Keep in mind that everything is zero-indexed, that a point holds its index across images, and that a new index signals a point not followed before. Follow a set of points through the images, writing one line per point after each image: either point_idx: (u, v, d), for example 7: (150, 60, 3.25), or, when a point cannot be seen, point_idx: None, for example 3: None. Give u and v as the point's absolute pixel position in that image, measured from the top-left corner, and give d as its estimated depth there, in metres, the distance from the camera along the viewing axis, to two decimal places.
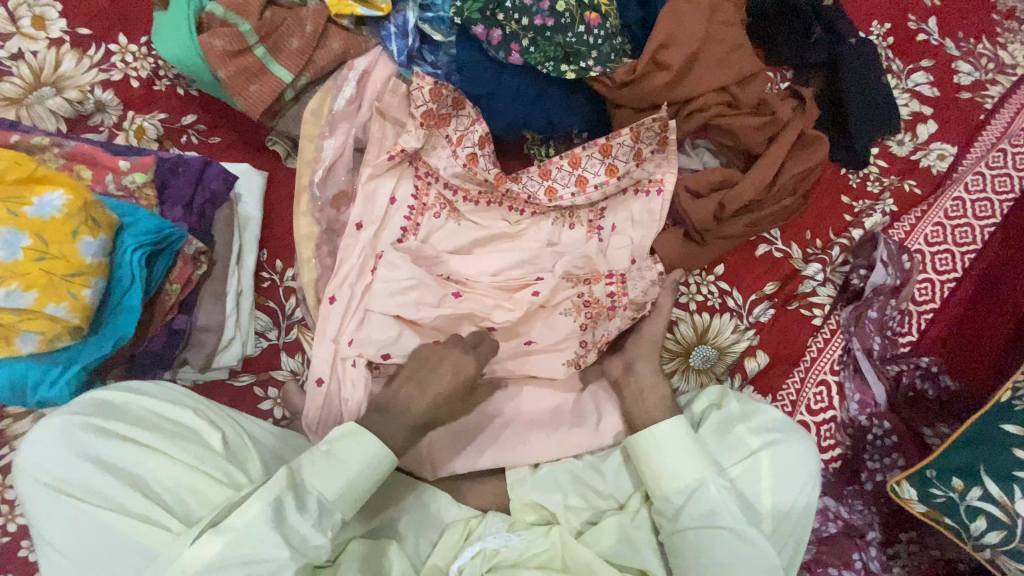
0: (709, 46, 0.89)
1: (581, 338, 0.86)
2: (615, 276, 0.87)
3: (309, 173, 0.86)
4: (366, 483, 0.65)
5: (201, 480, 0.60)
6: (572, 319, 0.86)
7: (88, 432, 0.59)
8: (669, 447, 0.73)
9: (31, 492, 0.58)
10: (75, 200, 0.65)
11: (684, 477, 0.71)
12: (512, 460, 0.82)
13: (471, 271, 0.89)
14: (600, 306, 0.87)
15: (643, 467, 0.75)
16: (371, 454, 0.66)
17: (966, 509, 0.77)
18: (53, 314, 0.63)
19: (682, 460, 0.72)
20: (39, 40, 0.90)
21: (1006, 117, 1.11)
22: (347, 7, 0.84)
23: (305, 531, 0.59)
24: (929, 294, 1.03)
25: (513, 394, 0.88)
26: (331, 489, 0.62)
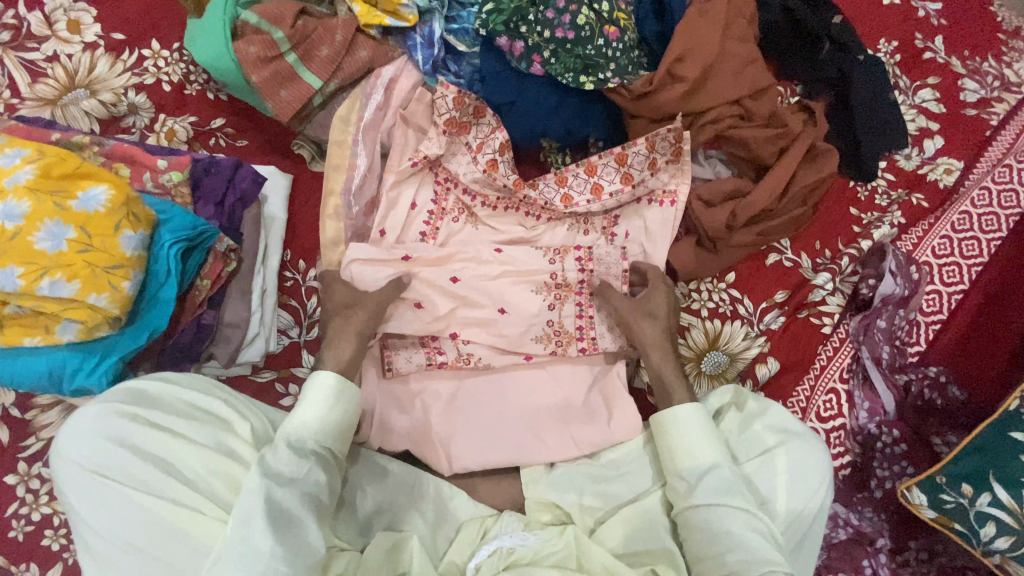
0: (724, 60, 0.92)
1: (548, 318, 0.88)
2: (582, 246, 0.89)
3: (336, 178, 0.89)
4: (338, 417, 0.68)
5: (232, 466, 0.63)
6: (541, 298, 0.88)
7: (123, 420, 0.62)
8: (691, 433, 0.75)
9: (70, 475, 0.60)
10: (118, 195, 0.67)
11: (702, 462, 0.73)
12: (530, 460, 0.84)
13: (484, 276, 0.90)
14: (570, 288, 0.89)
15: (663, 448, 0.78)
16: (321, 389, 0.68)
17: (975, 515, 0.78)
18: (94, 304, 0.64)
19: (702, 442, 0.74)
20: (75, 44, 0.93)
21: (1012, 133, 1.14)
22: (376, 18, 0.87)
23: (300, 469, 0.63)
24: (936, 305, 1.05)
25: (513, 385, 0.88)
26: (310, 424, 0.66)
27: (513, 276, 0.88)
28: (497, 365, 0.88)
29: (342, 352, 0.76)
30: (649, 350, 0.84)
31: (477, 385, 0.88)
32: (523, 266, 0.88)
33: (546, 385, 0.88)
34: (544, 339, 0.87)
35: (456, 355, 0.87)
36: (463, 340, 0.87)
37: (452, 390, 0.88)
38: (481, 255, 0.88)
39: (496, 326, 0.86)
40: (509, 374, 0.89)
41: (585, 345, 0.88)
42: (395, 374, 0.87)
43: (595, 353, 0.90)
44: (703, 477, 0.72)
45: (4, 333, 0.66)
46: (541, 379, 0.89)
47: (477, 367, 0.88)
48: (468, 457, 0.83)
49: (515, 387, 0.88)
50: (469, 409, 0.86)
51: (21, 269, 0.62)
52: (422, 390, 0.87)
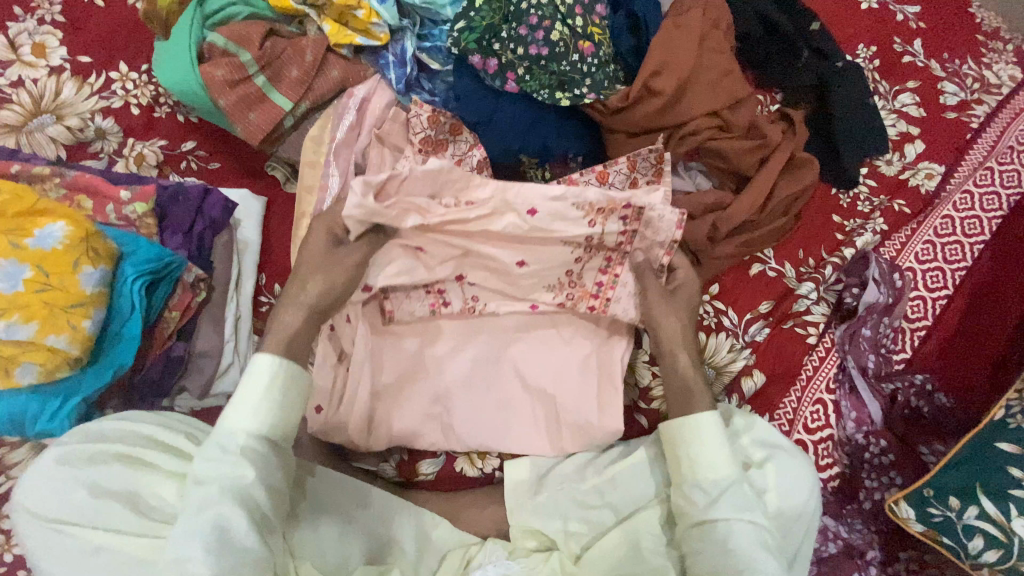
0: (701, 72, 0.91)
1: (570, 269, 0.85)
2: (630, 209, 0.80)
3: (310, 200, 0.87)
4: (266, 397, 0.63)
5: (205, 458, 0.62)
6: (570, 251, 0.83)
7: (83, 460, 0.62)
8: (706, 437, 0.73)
9: (31, 526, 0.60)
10: (76, 232, 0.65)
11: (716, 470, 0.71)
12: (519, 446, 0.86)
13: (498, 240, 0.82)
14: (603, 247, 0.83)
15: (675, 453, 0.75)
16: (263, 372, 0.64)
17: (963, 529, 0.77)
18: (53, 346, 0.62)
19: (712, 454, 0.72)
20: (40, 68, 0.91)
21: (993, 135, 1.14)
22: (347, 37, 0.86)
23: (239, 466, 0.60)
24: (921, 311, 1.05)
25: (519, 335, 0.89)
26: (243, 416, 0.62)
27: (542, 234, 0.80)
28: (501, 311, 0.88)
29: (294, 324, 0.69)
30: (673, 352, 0.80)
31: (480, 330, 0.88)
32: (556, 230, 0.80)
33: (552, 345, 0.88)
34: (556, 288, 0.86)
35: (461, 301, 0.87)
36: (469, 283, 0.86)
37: (454, 344, 0.87)
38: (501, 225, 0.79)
39: (511, 275, 0.84)
40: (513, 321, 0.89)
41: (596, 304, 0.86)
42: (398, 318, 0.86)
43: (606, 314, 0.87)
44: (716, 492, 0.70)
45: None
46: (546, 335, 0.89)
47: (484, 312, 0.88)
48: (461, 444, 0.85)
49: (518, 344, 0.88)
50: (468, 365, 0.87)
51: None
52: (424, 332, 0.87)
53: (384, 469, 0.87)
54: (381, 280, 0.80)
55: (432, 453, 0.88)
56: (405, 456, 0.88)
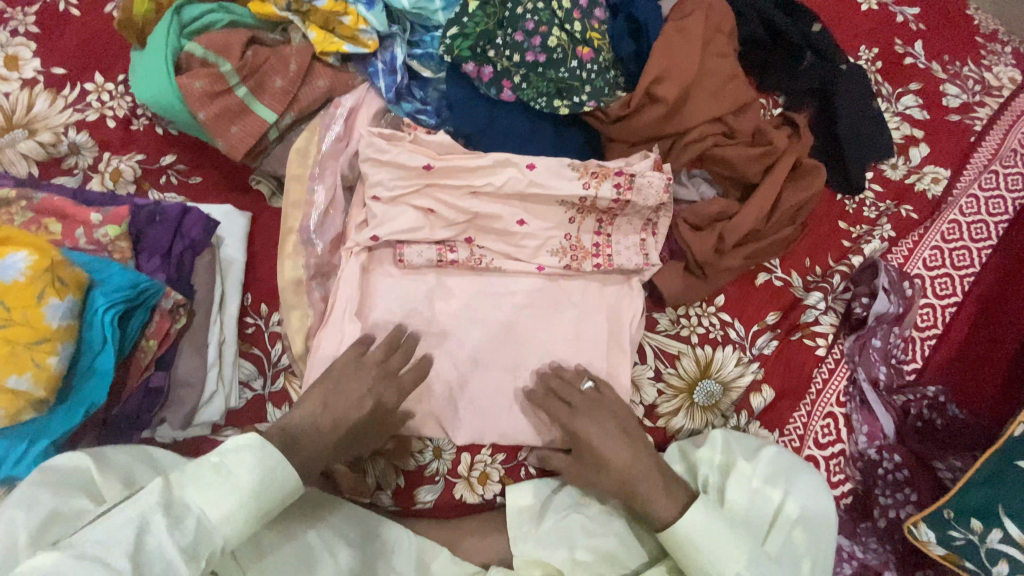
0: (704, 78, 0.88)
1: (568, 232, 0.88)
2: (623, 175, 0.85)
3: (299, 217, 0.83)
4: (253, 486, 0.58)
5: (129, 507, 0.53)
6: (564, 210, 0.87)
7: (53, 489, 0.58)
8: (702, 539, 0.70)
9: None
10: (40, 261, 0.60)
11: (724, 566, 0.68)
12: (540, 432, 0.83)
13: (498, 208, 0.85)
14: (594, 208, 0.87)
15: (683, 560, 0.71)
16: (267, 471, 0.59)
17: (986, 553, 0.74)
18: (14, 387, 0.58)
19: (715, 547, 0.69)
20: (11, 81, 0.87)
21: (997, 138, 1.11)
22: (333, 45, 0.82)
23: (179, 571, 0.51)
24: (930, 320, 1.02)
25: (524, 295, 0.88)
26: (217, 507, 0.55)
27: (538, 193, 0.84)
28: (507, 267, 0.88)
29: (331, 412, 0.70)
30: (606, 462, 0.75)
31: (483, 284, 0.88)
32: (554, 190, 0.84)
33: (560, 311, 0.88)
34: (560, 253, 0.88)
35: (468, 255, 0.86)
36: (479, 245, 0.87)
37: (461, 303, 0.86)
38: (504, 177, 0.83)
39: (514, 236, 0.87)
40: (516, 280, 0.88)
41: (600, 261, 0.89)
42: (406, 265, 0.85)
43: (611, 270, 0.91)
44: None
45: None
46: (554, 298, 0.89)
47: (487, 269, 0.88)
48: (473, 430, 0.83)
49: (525, 302, 0.87)
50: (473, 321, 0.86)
51: None
52: (429, 285, 0.86)
53: (380, 499, 0.82)
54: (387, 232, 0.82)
55: (429, 480, 0.83)
56: (401, 483, 0.83)
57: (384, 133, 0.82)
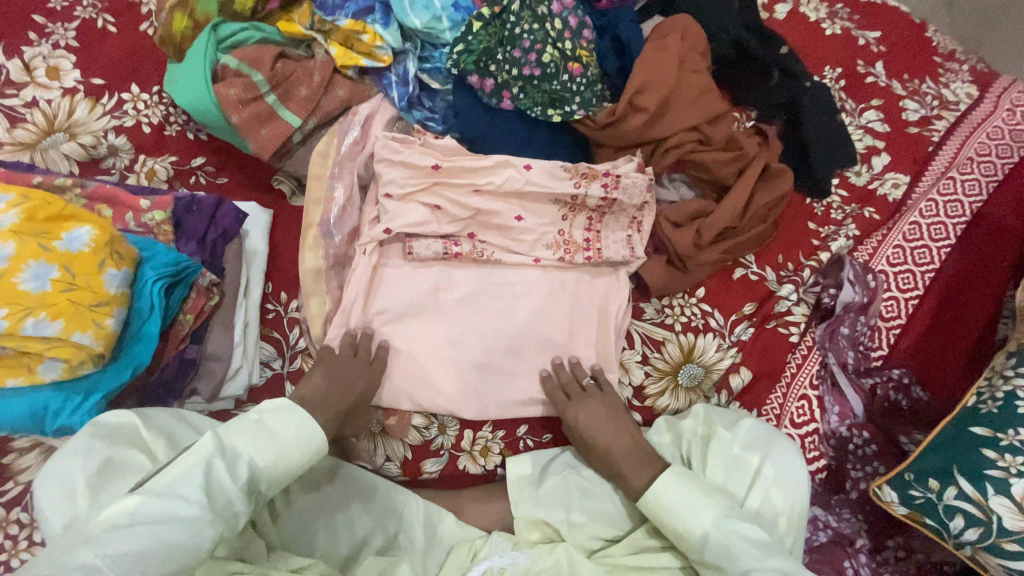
0: (681, 91, 0.99)
1: (561, 228, 0.97)
2: (610, 175, 0.95)
3: (319, 212, 0.92)
4: (289, 440, 0.67)
5: (185, 457, 0.60)
6: (558, 208, 0.96)
7: (106, 442, 0.65)
8: (680, 499, 0.75)
9: (49, 488, 0.61)
10: (102, 235, 0.68)
11: (700, 523, 0.73)
12: (533, 403, 0.91)
13: (499, 204, 0.94)
14: (585, 205, 0.97)
15: (664, 524, 0.77)
16: (301, 431, 0.69)
17: (944, 509, 0.82)
18: (78, 342, 0.65)
19: (689, 505, 0.75)
20: (54, 90, 0.95)
21: (953, 148, 1.23)
22: (353, 59, 0.92)
23: (238, 505, 0.60)
24: (895, 311, 1.11)
25: (522, 285, 0.96)
26: (262, 454, 0.65)
27: (533, 190, 0.93)
28: (506, 261, 0.96)
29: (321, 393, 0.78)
30: (593, 439, 0.85)
31: (484, 275, 0.96)
32: (549, 188, 0.93)
33: (556, 298, 0.96)
34: (554, 246, 0.97)
35: (471, 248, 0.95)
36: (480, 240, 0.96)
37: (466, 292, 0.94)
38: (504, 176, 0.92)
39: (513, 231, 0.95)
40: (513, 270, 0.97)
41: (590, 254, 0.98)
42: (416, 258, 0.93)
43: (601, 263, 0.99)
44: (700, 546, 0.73)
45: None
46: (552, 288, 0.96)
47: (489, 261, 0.96)
48: (473, 408, 0.89)
49: (520, 289, 0.96)
50: (478, 308, 0.93)
51: (3, 310, 0.62)
52: (435, 276, 0.94)
53: (389, 468, 0.89)
54: (399, 224, 0.90)
55: (434, 453, 0.90)
56: (409, 455, 0.89)
57: (397, 137, 0.91)
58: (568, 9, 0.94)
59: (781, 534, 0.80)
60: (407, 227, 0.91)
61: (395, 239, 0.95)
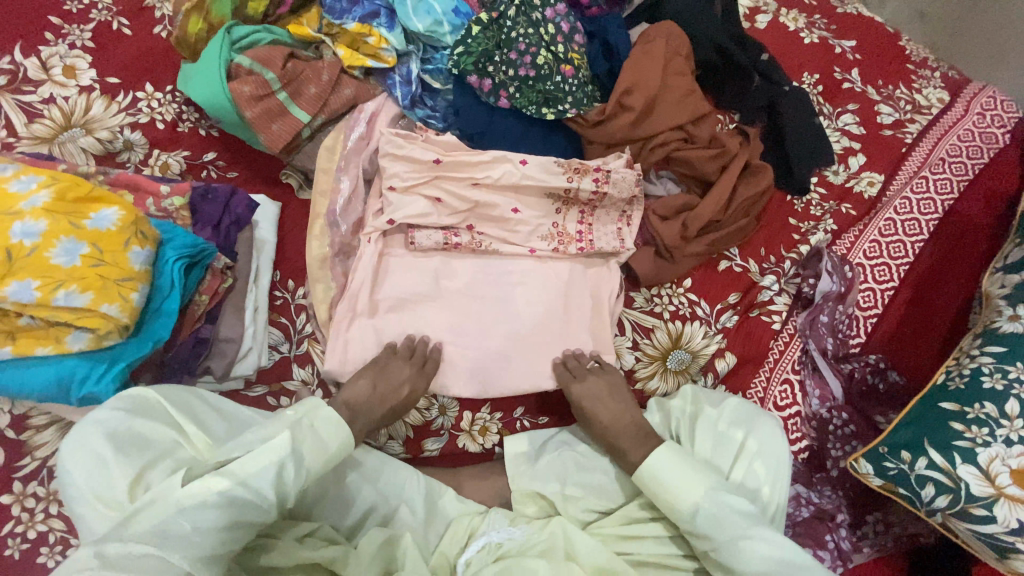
0: (666, 93, 1.05)
1: (555, 220, 1.03)
2: (601, 171, 1.01)
3: (325, 203, 0.96)
4: (334, 449, 0.70)
5: (264, 452, 0.63)
6: (551, 202, 1.02)
7: (134, 414, 0.67)
8: (677, 472, 0.78)
9: (80, 454, 0.63)
10: (128, 216, 0.75)
11: (693, 494, 0.77)
12: (531, 387, 0.94)
13: (496, 197, 0.99)
14: (576, 199, 1.03)
15: (655, 495, 0.80)
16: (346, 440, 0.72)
17: (916, 479, 0.87)
18: (106, 313, 0.71)
19: (683, 480, 0.78)
20: (71, 88, 1.00)
21: (926, 149, 1.30)
22: (359, 60, 0.99)
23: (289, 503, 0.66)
24: (871, 301, 1.16)
25: (516, 273, 1.01)
26: (317, 460, 0.68)
27: (529, 184, 0.99)
28: (504, 252, 1.01)
29: (371, 395, 0.83)
30: (591, 416, 0.89)
31: (483, 264, 1.01)
32: (543, 182, 0.99)
33: (551, 287, 1.01)
34: (549, 237, 1.02)
35: (470, 239, 0.99)
36: (479, 232, 1.00)
37: (466, 283, 0.99)
38: (502, 170, 0.97)
39: (509, 223, 1.01)
40: (511, 259, 1.02)
41: (583, 245, 1.03)
42: (417, 248, 0.98)
43: (593, 254, 1.05)
44: (691, 518, 0.76)
45: (17, 343, 0.71)
46: (544, 277, 1.02)
47: (487, 252, 1.01)
48: (473, 390, 0.93)
49: (517, 278, 1.01)
50: (478, 298, 0.98)
51: (38, 282, 0.69)
52: (436, 265, 0.99)
53: (391, 447, 0.93)
54: (402, 215, 0.95)
55: (435, 432, 0.94)
56: (411, 434, 0.93)
57: (400, 133, 0.97)
58: (561, 15, 1.01)
59: (766, 502, 0.84)
60: (410, 219, 0.96)
61: (398, 229, 0.99)
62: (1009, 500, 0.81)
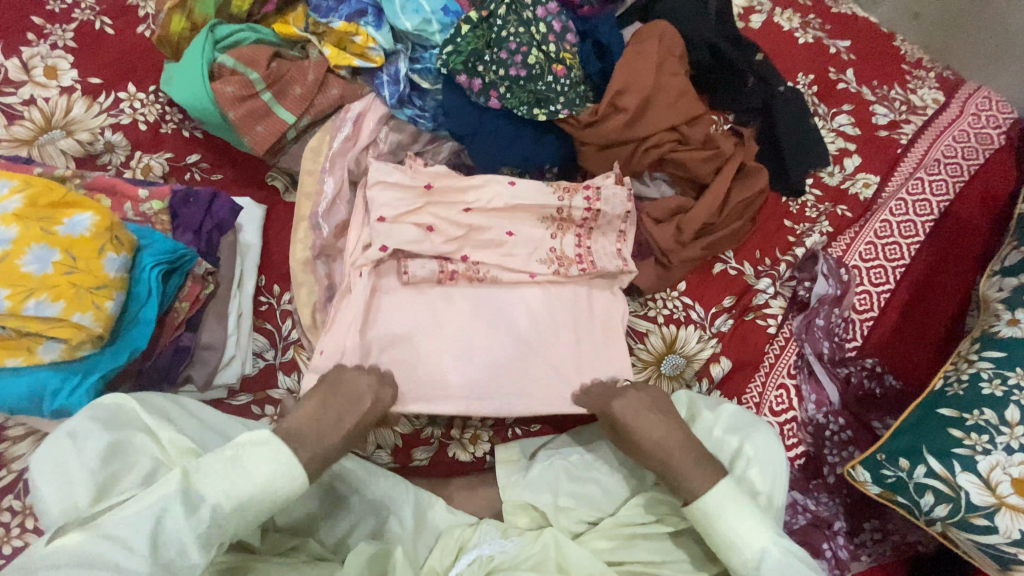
0: (659, 94, 1.03)
1: (552, 244, 0.99)
2: (591, 188, 1.00)
3: (311, 206, 0.94)
4: (260, 483, 0.61)
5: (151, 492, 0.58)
6: (545, 227, 0.99)
7: (107, 422, 0.65)
8: (736, 509, 0.71)
9: (46, 459, 0.61)
10: (102, 221, 0.73)
11: (753, 535, 0.69)
12: (528, 391, 0.92)
13: (488, 219, 0.96)
14: (571, 220, 1.00)
15: (710, 533, 0.72)
16: (277, 469, 0.62)
17: (914, 487, 0.85)
18: (79, 323, 0.69)
19: (746, 518, 0.70)
20: (51, 88, 0.98)
21: (921, 150, 1.28)
22: (346, 59, 0.97)
23: (191, 556, 0.57)
24: (867, 304, 1.15)
25: (517, 302, 0.97)
26: (228, 499, 0.59)
27: (521, 206, 0.97)
28: (503, 279, 0.97)
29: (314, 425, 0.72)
30: (639, 430, 0.82)
31: (482, 295, 0.96)
32: (534, 201, 0.97)
33: (554, 312, 0.97)
34: (548, 262, 0.98)
35: (466, 267, 0.95)
36: (475, 261, 0.96)
37: (457, 292, 0.95)
38: (491, 192, 0.96)
39: (505, 248, 0.97)
40: (513, 289, 0.98)
41: (584, 266, 0.99)
42: (411, 281, 0.93)
43: (595, 275, 1.01)
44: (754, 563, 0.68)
45: None
46: (550, 303, 0.98)
47: (485, 280, 0.97)
48: (462, 402, 0.89)
49: (519, 305, 0.97)
50: (471, 304, 0.95)
51: (8, 291, 0.67)
52: (434, 299, 0.94)
53: (379, 456, 0.90)
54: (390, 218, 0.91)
55: (424, 441, 0.91)
56: (399, 444, 0.91)
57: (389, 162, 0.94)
58: (552, 14, 0.99)
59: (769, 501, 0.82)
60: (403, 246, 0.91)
61: (391, 261, 0.94)
62: (1010, 509, 0.80)
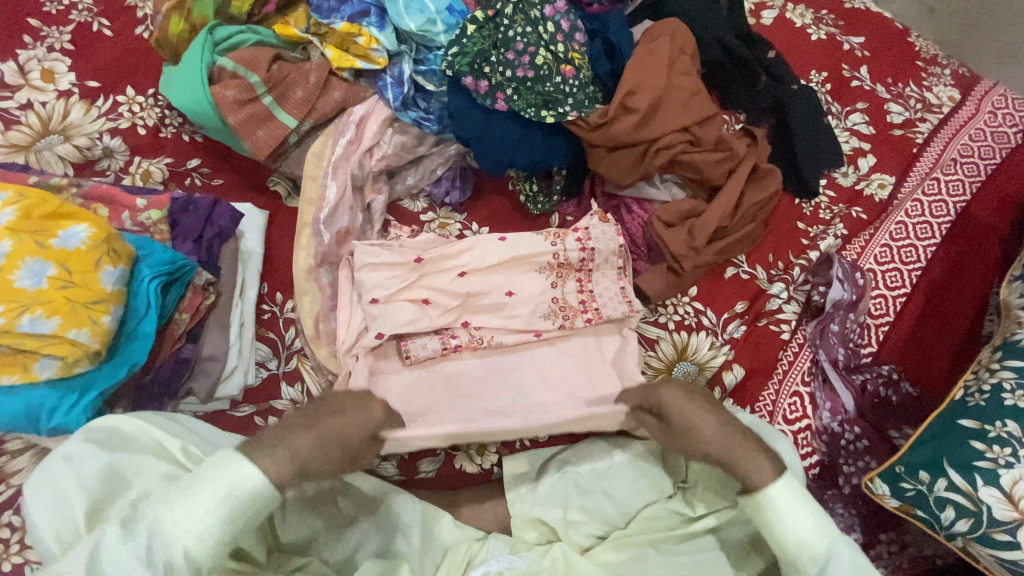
0: (671, 93, 1.00)
1: (554, 295, 0.95)
2: (581, 230, 0.96)
3: (313, 212, 0.92)
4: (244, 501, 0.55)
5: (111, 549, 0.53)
6: (544, 277, 0.95)
7: (103, 443, 0.64)
8: (794, 508, 0.64)
9: (37, 484, 0.60)
10: (98, 233, 0.71)
11: (817, 540, 0.62)
12: (536, 403, 0.90)
13: (480, 264, 0.92)
14: (570, 267, 0.96)
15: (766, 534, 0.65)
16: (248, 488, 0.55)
17: (935, 501, 0.83)
18: (74, 339, 0.67)
19: (806, 515, 0.63)
20: (49, 92, 0.96)
21: (937, 149, 1.25)
22: (348, 61, 0.94)
23: None
24: (883, 309, 1.12)
25: (525, 363, 0.93)
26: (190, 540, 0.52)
27: (515, 255, 0.93)
28: (509, 343, 0.93)
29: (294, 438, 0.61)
30: (692, 424, 0.75)
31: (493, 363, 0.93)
32: (526, 249, 0.93)
33: (563, 366, 0.94)
34: (551, 316, 0.94)
35: (469, 338, 0.92)
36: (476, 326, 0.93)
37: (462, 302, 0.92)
38: (481, 249, 0.92)
39: (505, 309, 0.93)
40: (522, 354, 0.94)
41: (590, 316, 0.95)
42: (413, 361, 0.90)
43: (601, 324, 0.97)
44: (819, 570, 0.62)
45: None
46: (558, 360, 0.95)
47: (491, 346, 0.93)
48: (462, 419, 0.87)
49: (527, 366, 0.93)
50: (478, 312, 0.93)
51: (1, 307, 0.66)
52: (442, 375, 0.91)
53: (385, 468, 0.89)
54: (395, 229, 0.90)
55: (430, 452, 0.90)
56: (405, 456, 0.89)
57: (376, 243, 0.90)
58: (560, 13, 0.96)
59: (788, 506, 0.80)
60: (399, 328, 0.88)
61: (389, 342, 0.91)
62: None
